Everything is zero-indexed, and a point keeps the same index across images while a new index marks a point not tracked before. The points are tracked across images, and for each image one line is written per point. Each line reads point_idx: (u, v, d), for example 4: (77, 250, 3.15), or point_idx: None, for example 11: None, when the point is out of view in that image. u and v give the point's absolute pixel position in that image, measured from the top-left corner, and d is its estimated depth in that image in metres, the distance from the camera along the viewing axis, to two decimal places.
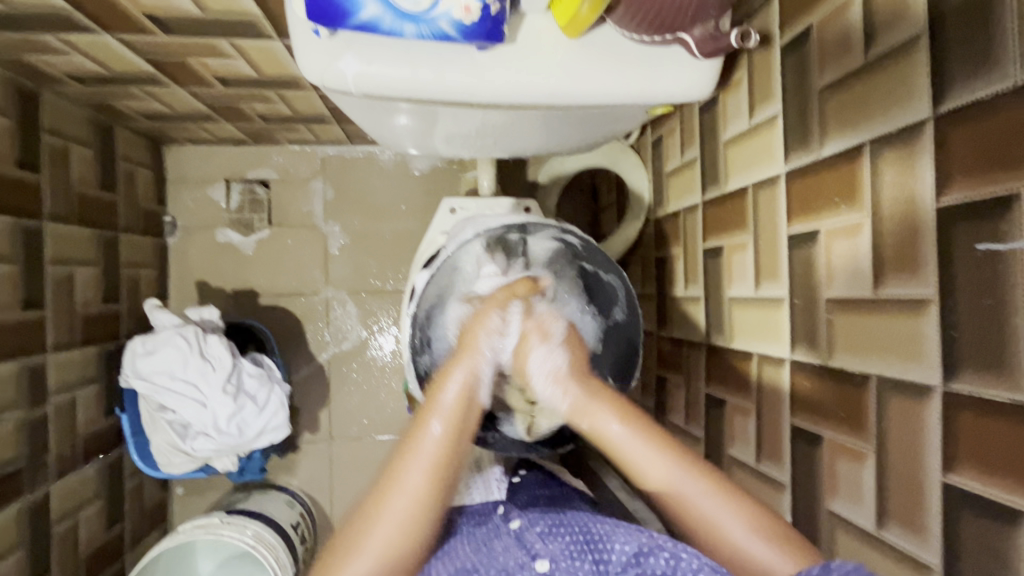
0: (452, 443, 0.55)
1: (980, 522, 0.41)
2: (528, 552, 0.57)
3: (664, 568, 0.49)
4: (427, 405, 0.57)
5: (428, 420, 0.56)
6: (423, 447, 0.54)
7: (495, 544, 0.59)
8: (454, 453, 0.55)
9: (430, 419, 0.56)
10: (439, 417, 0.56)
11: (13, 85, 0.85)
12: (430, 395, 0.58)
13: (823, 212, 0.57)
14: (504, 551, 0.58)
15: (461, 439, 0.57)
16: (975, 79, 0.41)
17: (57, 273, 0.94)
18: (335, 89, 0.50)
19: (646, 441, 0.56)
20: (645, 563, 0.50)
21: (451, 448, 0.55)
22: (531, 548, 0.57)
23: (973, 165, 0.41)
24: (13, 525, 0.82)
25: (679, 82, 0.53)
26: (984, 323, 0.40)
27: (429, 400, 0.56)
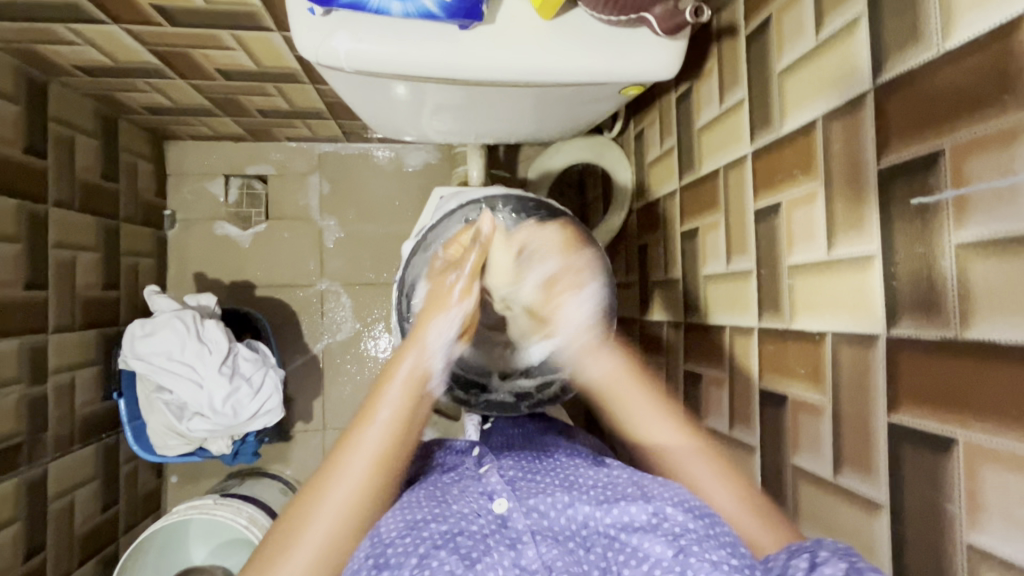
0: (407, 410, 0.58)
1: (918, 453, 0.44)
2: (483, 491, 0.56)
3: (642, 522, 0.51)
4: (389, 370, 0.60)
5: (376, 409, 0.57)
6: (380, 414, 0.56)
7: (450, 488, 0.57)
8: (412, 423, 0.58)
9: (389, 391, 0.58)
10: (399, 382, 0.59)
11: (23, 74, 0.89)
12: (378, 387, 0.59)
13: (784, 184, 0.61)
14: (459, 496, 0.55)
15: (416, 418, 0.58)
16: (905, 51, 0.46)
17: (60, 256, 0.97)
18: (329, 65, 0.55)
19: (646, 398, 0.66)
20: (625, 513, 0.52)
21: (410, 409, 0.58)
22: (486, 490, 0.57)
23: (906, 128, 0.45)
24: (11, 497, 0.84)
25: (646, 61, 0.57)
26: (919, 269, 0.44)
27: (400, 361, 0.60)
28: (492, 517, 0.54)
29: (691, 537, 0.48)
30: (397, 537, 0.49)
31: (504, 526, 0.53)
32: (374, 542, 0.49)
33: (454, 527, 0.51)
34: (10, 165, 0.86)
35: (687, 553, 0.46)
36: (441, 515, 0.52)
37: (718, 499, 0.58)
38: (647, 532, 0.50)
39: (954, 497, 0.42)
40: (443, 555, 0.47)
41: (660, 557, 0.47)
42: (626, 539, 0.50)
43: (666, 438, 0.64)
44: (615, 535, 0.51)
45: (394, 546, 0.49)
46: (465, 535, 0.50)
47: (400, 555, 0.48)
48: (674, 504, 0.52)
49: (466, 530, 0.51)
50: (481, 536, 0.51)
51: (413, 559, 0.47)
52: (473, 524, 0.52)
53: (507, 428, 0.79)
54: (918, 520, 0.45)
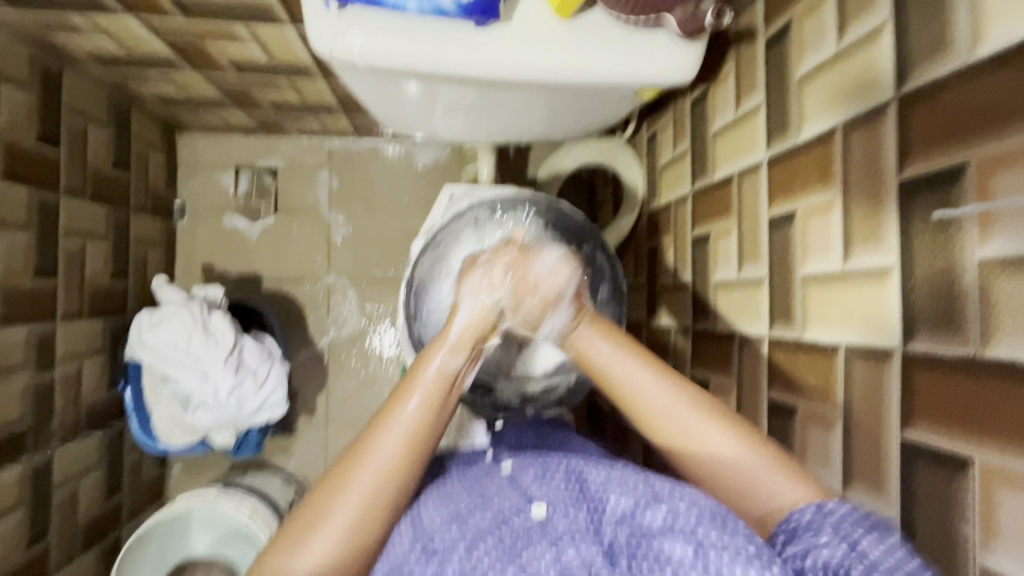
0: (444, 392, 0.52)
1: (932, 471, 0.44)
2: (523, 492, 0.53)
3: (660, 525, 0.46)
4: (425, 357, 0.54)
5: (407, 393, 0.52)
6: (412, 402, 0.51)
7: (489, 485, 0.55)
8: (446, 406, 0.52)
9: (420, 382, 0.52)
10: (433, 373, 0.52)
11: (37, 63, 0.89)
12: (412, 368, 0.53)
13: (800, 193, 0.60)
14: (498, 492, 0.54)
15: (448, 402, 0.53)
16: (932, 61, 0.45)
17: (70, 246, 0.98)
18: (342, 61, 0.54)
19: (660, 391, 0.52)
20: (641, 516, 0.48)
21: (444, 396, 0.52)
22: (527, 489, 0.53)
23: (930, 140, 0.45)
24: (16, 483, 0.85)
25: (663, 64, 0.57)
26: (939, 284, 0.44)
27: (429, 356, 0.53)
28: (531, 517, 0.49)
29: (709, 528, 0.44)
30: (442, 527, 0.49)
31: (545, 526, 0.48)
32: (417, 529, 0.49)
33: (497, 519, 0.49)
34: (23, 153, 0.86)
35: (706, 547, 0.43)
36: (482, 507, 0.51)
37: (769, 493, 0.48)
38: (666, 534, 0.45)
39: (967, 518, 0.41)
40: (486, 545, 0.46)
41: (682, 558, 0.43)
42: (650, 543, 0.45)
43: (726, 448, 0.49)
44: (639, 541, 0.46)
45: (438, 535, 0.48)
46: (508, 528, 0.48)
47: (446, 543, 0.47)
48: (688, 502, 0.48)
49: (509, 523, 0.49)
50: (523, 532, 0.48)
51: (458, 547, 0.47)
52: (515, 518, 0.49)
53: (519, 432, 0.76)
54: (931, 539, 0.44)
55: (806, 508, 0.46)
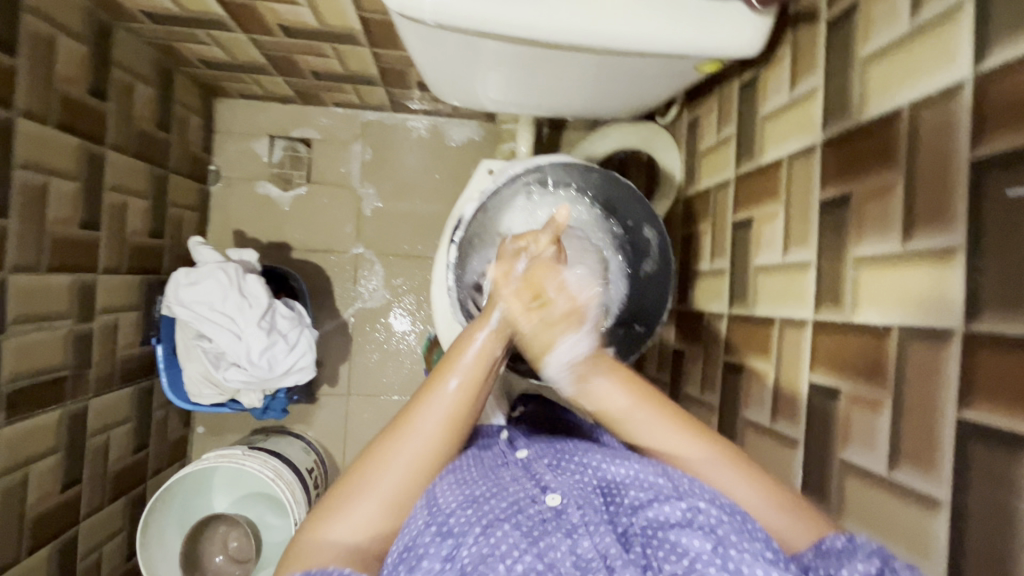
0: (484, 370, 0.56)
1: (991, 451, 0.43)
2: (537, 483, 0.53)
3: (678, 518, 0.46)
4: (464, 336, 0.57)
5: (445, 375, 0.54)
6: (445, 386, 0.54)
7: (502, 472, 0.55)
8: (480, 391, 0.55)
9: (461, 358, 0.55)
10: (473, 351, 0.56)
11: (92, 17, 0.90)
12: (451, 352, 0.56)
13: (858, 175, 0.59)
14: (512, 479, 0.53)
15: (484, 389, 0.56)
16: (1014, 38, 0.44)
17: (114, 200, 0.99)
18: (411, 17, 0.55)
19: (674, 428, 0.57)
20: (658, 510, 0.47)
21: (485, 366, 0.56)
22: (540, 480, 0.53)
23: (1008, 118, 0.44)
24: (54, 427, 0.87)
25: (728, 35, 0.57)
26: (1010, 263, 0.43)
27: (475, 334, 0.57)
28: (545, 507, 0.49)
29: (728, 528, 0.45)
30: (458, 507, 0.48)
31: (559, 515, 0.48)
32: (433, 511, 0.48)
33: (514, 505, 0.49)
34: (75, 104, 0.88)
35: (726, 545, 0.43)
36: (499, 492, 0.50)
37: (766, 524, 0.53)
38: (684, 528, 0.45)
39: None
40: (506, 527, 0.46)
41: (700, 552, 0.43)
42: (663, 535, 0.45)
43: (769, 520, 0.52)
44: (654, 534, 0.46)
45: (455, 515, 0.47)
46: (524, 514, 0.48)
47: (464, 525, 0.46)
48: (708, 500, 0.48)
49: (525, 511, 0.48)
50: (539, 520, 0.47)
51: (477, 528, 0.46)
52: (530, 507, 0.49)
53: (532, 424, 0.74)
54: (984, 519, 0.44)
55: (809, 552, 0.49)
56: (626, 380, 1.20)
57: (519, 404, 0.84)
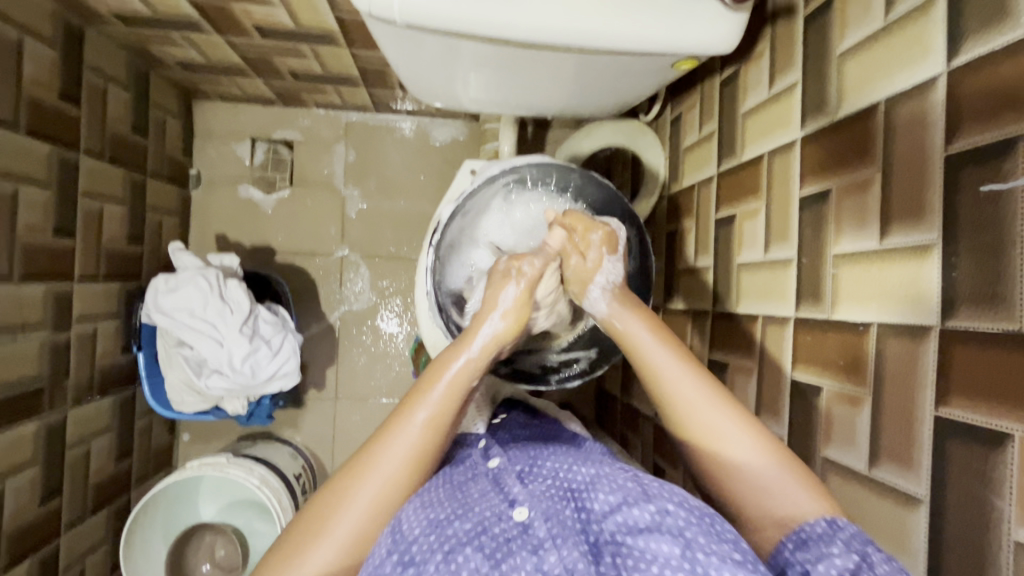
0: (452, 407, 0.55)
1: (967, 447, 0.43)
2: (505, 498, 0.51)
3: (647, 522, 0.46)
4: (437, 365, 0.57)
5: (413, 408, 0.55)
6: (421, 410, 0.54)
7: (471, 488, 0.54)
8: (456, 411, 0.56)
9: (431, 391, 0.55)
10: (444, 384, 0.56)
11: (61, 19, 0.88)
12: (420, 384, 0.56)
13: (836, 171, 0.59)
14: (480, 496, 0.52)
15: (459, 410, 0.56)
16: (986, 33, 0.44)
17: (89, 206, 0.97)
18: (381, 18, 0.54)
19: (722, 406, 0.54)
20: (626, 513, 0.47)
21: (454, 401, 0.56)
22: (508, 493, 0.52)
23: (981, 113, 0.44)
24: (31, 439, 0.85)
25: (703, 32, 0.57)
26: (984, 259, 0.43)
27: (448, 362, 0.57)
28: (511, 524, 0.48)
29: (696, 530, 0.45)
30: (421, 534, 0.47)
31: (526, 531, 0.47)
32: (397, 539, 0.48)
33: (478, 526, 0.47)
34: (45, 110, 0.86)
35: (694, 548, 0.43)
36: (464, 514, 0.49)
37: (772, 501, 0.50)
38: (652, 533, 0.45)
39: (1004, 493, 0.41)
40: (469, 551, 0.45)
41: (668, 557, 0.42)
42: (632, 543, 0.45)
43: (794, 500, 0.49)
44: (623, 540, 0.45)
45: (417, 543, 0.47)
46: (489, 535, 0.46)
47: (425, 552, 0.46)
48: (676, 502, 0.47)
49: (490, 531, 0.47)
50: (503, 540, 0.46)
51: (438, 555, 0.45)
52: (496, 526, 0.47)
53: (517, 428, 0.74)
54: (962, 515, 0.44)
55: (786, 543, 0.47)
56: (615, 379, 1.20)
57: (506, 409, 0.83)
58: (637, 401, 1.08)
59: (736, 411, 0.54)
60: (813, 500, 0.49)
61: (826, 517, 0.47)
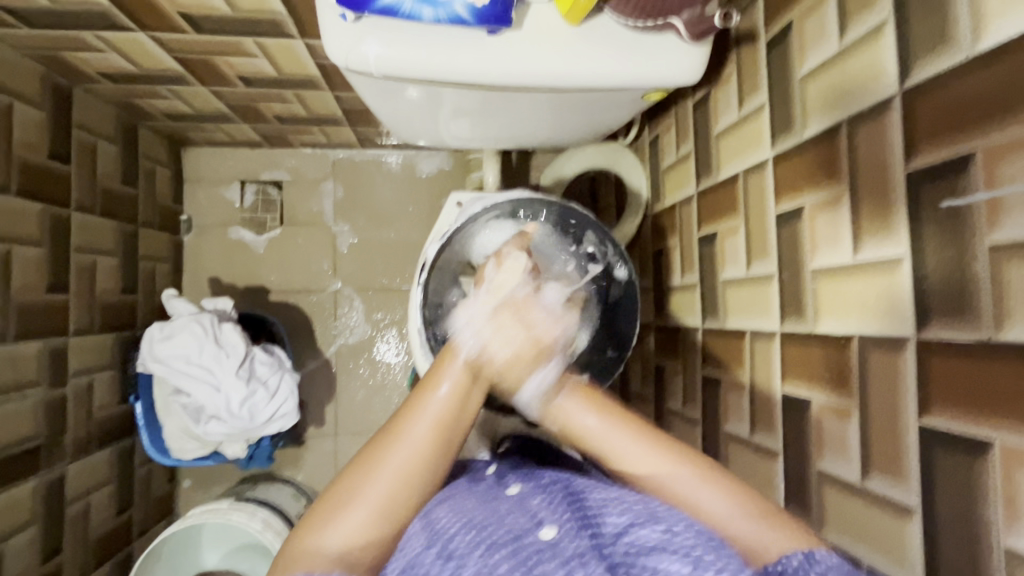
0: (467, 400, 0.54)
1: (951, 456, 0.44)
2: (532, 517, 0.51)
3: (655, 540, 0.46)
4: (443, 363, 0.55)
5: (437, 381, 0.54)
6: (432, 405, 0.52)
7: (499, 503, 0.53)
8: (477, 395, 0.55)
9: (447, 374, 0.54)
10: (455, 370, 0.54)
11: (48, 81, 0.91)
12: (440, 359, 0.56)
13: (807, 189, 0.61)
14: (511, 509, 0.52)
15: (477, 398, 0.55)
16: (933, 56, 0.46)
17: (80, 260, 0.98)
18: (358, 70, 0.56)
19: (648, 447, 0.53)
20: (636, 534, 0.47)
21: (462, 403, 0.53)
22: (535, 513, 0.51)
23: (935, 132, 0.46)
24: (29, 499, 0.84)
25: (669, 64, 0.59)
26: (949, 271, 0.45)
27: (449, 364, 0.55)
28: (540, 539, 0.48)
29: (704, 548, 0.45)
30: (458, 531, 0.48)
31: (554, 547, 0.47)
32: (433, 535, 0.48)
33: (512, 533, 0.48)
34: (35, 170, 0.88)
35: (703, 567, 0.43)
36: (498, 522, 0.49)
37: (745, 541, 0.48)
38: (662, 552, 0.45)
39: (989, 500, 0.42)
40: (501, 556, 0.46)
41: None
42: (647, 562, 0.45)
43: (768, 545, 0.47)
44: (631, 559, 0.45)
45: (456, 539, 0.48)
46: (523, 544, 0.47)
47: (465, 547, 0.47)
48: (685, 523, 0.47)
49: (524, 542, 0.47)
50: (534, 551, 0.46)
51: (477, 550, 0.46)
52: (527, 537, 0.48)
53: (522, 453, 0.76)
54: (952, 523, 0.44)
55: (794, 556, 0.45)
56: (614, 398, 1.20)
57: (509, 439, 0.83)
58: None
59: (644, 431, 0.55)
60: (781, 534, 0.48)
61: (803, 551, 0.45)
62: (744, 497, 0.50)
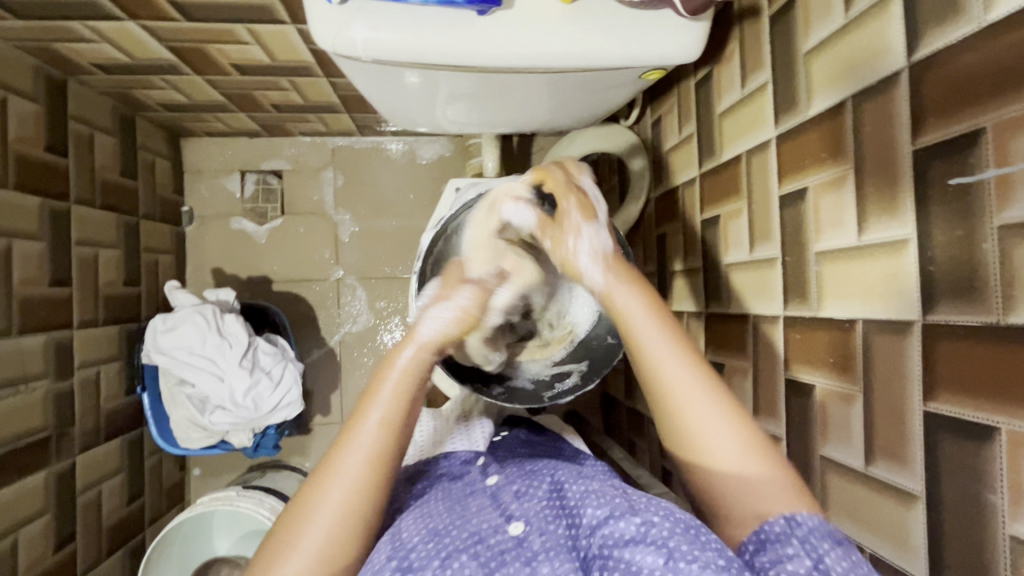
0: (401, 424, 0.53)
1: (957, 442, 0.43)
2: (503, 513, 0.54)
3: (633, 533, 0.45)
4: (389, 358, 0.56)
5: (370, 405, 0.53)
6: (366, 434, 0.51)
7: (470, 502, 0.57)
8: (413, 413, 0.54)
9: (384, 390, 0.54)
10: (392, 388, 0.54)
11: (42, 74, 0.90)
12: (384, 363, 0.56)
13: (811, 169, 0.59)
14: (478, 511, 0.54)
15: (413, 413, 0.54)
16: (942, 26, 0.44)
17: (82, 253, 0.99)
18: (346, 56, 0.55)
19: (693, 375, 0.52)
20: (615, 526, 0.47)
21: (398, 432, 0.52)
22: (506, 509, 0.54)
23: (943, 107, 0.44)
24: (40, 490, 0.86)
25: (666, 42, 0.57)
26: (957, 252, 0.43)
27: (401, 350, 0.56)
28: (507, 536, 0.49)
29: (680, 539, 0.44)
30: (419, 542, 0.49)
31: (521, 544, 0.48)
32: (396, 546, 0.49)
33: (473, 535, 0.50)
34: (32, 164, 0.88)
35: (676, 558, 0.42)
36: (461, 524, 0.52)
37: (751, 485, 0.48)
38: (637, 543, 0.44)
39: (996, 487, 0.41)
40: (463, 557, 0.46)
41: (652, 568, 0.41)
42: (619, 553, 0.44)
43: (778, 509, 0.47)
44: (610, 552, 0.45)
45: (416, 550, 0.48)
46: (484, 544, 0.48)
47: (422, 559, 0.47)
48: (662, 514, 0.46)
49: (486, 540, 0.49)
50: (499, 550, 0.48)
51: (434, 561, 0.47)
52: (492, 537, 0.49)
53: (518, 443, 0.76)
54: (956, 510, 0.44)
55: (775, 519, 0.45)
56: (619, 383, 1.19)
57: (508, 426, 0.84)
58: (640, 404, 1.07)
59: (728, 404, 0.51)
60: (791, 496, 0.47)
61: (786, 514, 0.46)
62: (782, 470, 0.48)
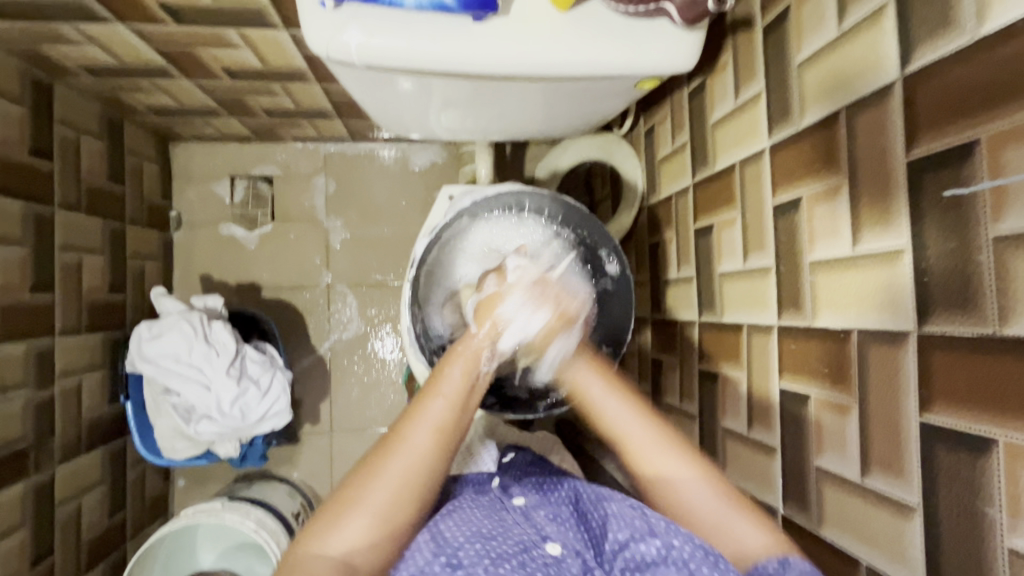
0: (465, 406, 0.54)
1: (953, 454, 0.43)
2: (538, 531, 0.54)
3: (653, 556, 0.49)
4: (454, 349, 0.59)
5: (435, 389, 0.54)
6: (432, 414, 0.53)
7: (505, 515, 0.57)
8: (459, 425, 0.54)
9: (451, 375, 0.56)
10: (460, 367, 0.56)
11: (28, 76, 0.88)
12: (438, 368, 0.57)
13: (805, 179, 0.59)
14: (515, 523, 0.55)
15: (473, 402, 0.56)
16: (935, 39, 0.45)
17: (66, 259, 0.97)
18: (339, 61, 0.54)
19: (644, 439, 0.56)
20: (636, 549, 0.50)
21: (462, 415, 0.54)
22: (541, 528, 0.55)
23: (935, 119, 0.44)
24: (17, 503, 0.83)
25: (661, 51, 0.58)
26: (951, 264, 0.43)
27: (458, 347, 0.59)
28: (546, 553, 0.51)
29: (700, 561, 0.46)
30: (466, 542, 0.50)
31: (559, 564, 0.50)
32: (441, 544, 0.50)
33: (519, 547, 0.50)
34: (16, 167, 0.86)
35: None
36: (503, 534, 0.52)
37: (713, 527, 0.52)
38: (659, 566, 0.48)
39: (993, 500, 0.41)
40: (510, 567, 0.48)
41: None
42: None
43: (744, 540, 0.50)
44: (632, 575, 0.49)
45: (463, 549, 0.50)
46: (530, 557, 0.50)
47: (473, 558, 0.49)
48: (683, 535, 0.49)
49: (530, 553, 0.50)
50: (542, 563, 0.49)
51: (486, 561, 0.48)
52: (534, 550, 0.51)
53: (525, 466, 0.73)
54: (953, 521, 0.43)
55: (771, 562, 0.47)
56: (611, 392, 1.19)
57: (512, 448, 0.80)
58: None
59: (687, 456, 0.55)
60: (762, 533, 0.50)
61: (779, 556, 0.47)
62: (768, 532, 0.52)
